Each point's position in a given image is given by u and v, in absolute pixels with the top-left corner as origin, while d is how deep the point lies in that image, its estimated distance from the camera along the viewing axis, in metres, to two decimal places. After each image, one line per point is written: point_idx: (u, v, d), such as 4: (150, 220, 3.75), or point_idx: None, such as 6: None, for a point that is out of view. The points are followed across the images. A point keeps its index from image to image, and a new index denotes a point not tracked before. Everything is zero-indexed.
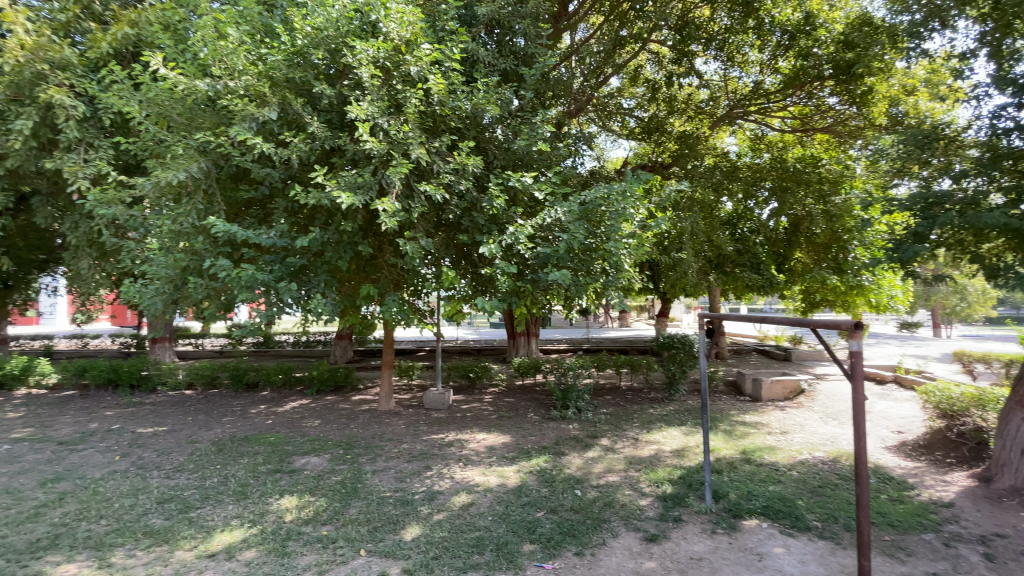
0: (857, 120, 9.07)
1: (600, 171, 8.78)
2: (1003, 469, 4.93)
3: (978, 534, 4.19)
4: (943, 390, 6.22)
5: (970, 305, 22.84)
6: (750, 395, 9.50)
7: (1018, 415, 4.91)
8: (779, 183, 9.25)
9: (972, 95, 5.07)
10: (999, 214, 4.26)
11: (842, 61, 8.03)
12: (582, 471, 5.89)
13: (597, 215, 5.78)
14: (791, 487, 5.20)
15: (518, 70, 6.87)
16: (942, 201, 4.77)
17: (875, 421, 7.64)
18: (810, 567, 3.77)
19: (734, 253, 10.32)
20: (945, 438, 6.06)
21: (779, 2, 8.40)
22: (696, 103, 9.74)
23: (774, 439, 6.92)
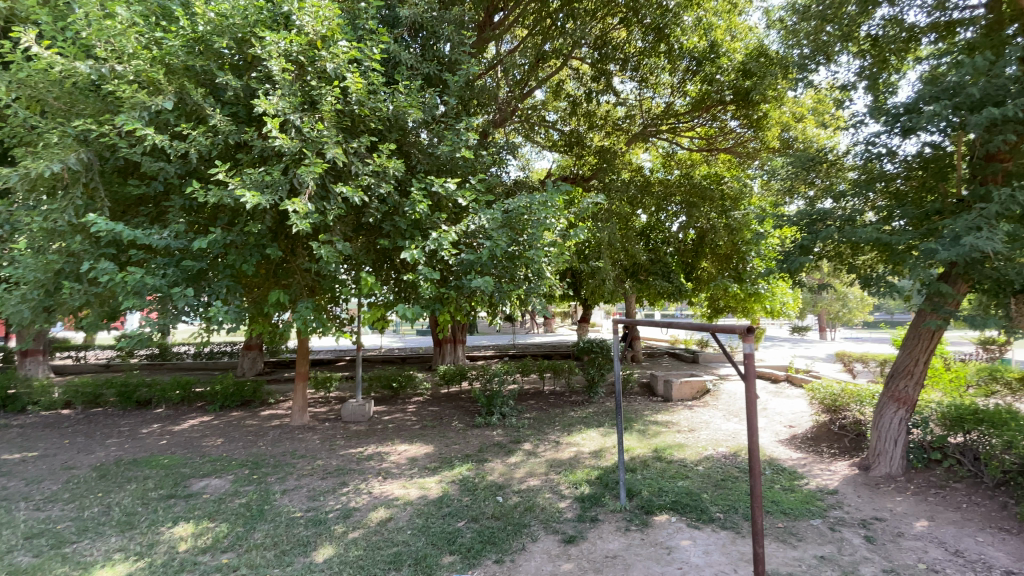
0: (754, 142, 9.90)
1: (524, 180, 8.95)
2: (880, 458, 5.53)
3: (859, 518, 4.66)
4: (827, 387, 6.95)
5: (849, 310, 25.78)
6: (662, 395, 10.06)
7: (892, 410, 5.46)
8: (686, 199, 9.97)
9: (852, 122, 5.66)
10: (871, 230, 4.79)
11: (741, 88, 8.82)
12: (504, 477, 5.89)
13: (520, 223, 5.83)
14: (698, 482, 5.54)
15: (441, 75, 6.84)
16: (823, 218, 5.34)
17: (771, 417, 8.36)
18: (713, 556, 4.01)
19: (648, 262, 10.93)
20: (829, 430, 6.83)
21: (687, 30, 9.00)
22: (614, 119, 10.26)
23: (683, 437, 7.36)
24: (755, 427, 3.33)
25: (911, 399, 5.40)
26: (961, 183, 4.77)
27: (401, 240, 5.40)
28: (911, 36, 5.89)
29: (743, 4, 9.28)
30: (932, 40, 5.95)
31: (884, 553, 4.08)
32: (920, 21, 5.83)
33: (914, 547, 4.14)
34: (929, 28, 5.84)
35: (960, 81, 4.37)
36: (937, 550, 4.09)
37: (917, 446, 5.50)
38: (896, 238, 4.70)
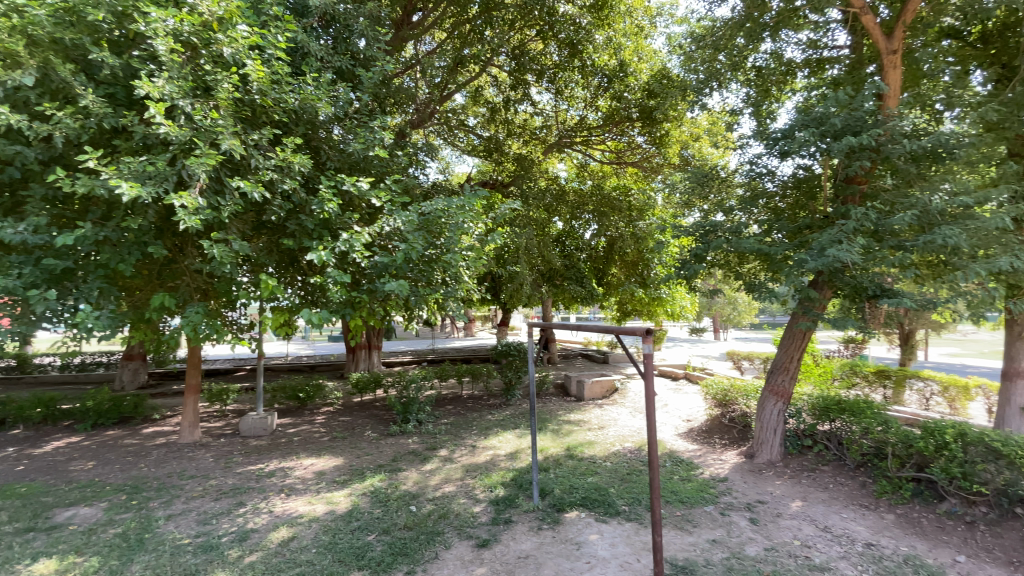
0: (658, 158, 10.62)
1: (442, 183, 8.88)
2: (762, 446, 6.16)
3: (746, 502, 5.14)
4: (719, 383, 7.59)
5: (740, 313, 28.54)
6: (575, 395, 10.43)
7: (772, 403, 6.10)
8: (598, 209, 10.50)
9: (740, 144, 6.28)
10: (753, 241, 5.33)
11: (646, 106, 9.44)
12: (418, 485, 5.76)
13: (437, 226, 5.75)
14: (606, 477, 5.81)
15: (354, 70, 6.61)
16: (715, 229, 5.86)
17: (671, 413, 8.99)
18: (619, 548, 4.21)
19: (563, 268, 11.31)
20: (721, 423, 7.48)
21: (599, 48, 9.49)
22: (531, 128, 10.54)
23: (593, 434, 7.68)
24: (654, 423, 3.55)
25: (787, 392, 6.06)
26: (827, 202, 5.45)
27: (307, 240, 5.09)
28: (787, 71, 6.86)
29: (649, 28, 9.96)
30: (806, 74, 6.84)
31: (766, 533, 4.52)
32: (796, 58, 6.74)
33: (790, 525, 4.63)
34: (803, 64, 6.69)
35: (825, 112, 5.00)
36: (809, 527, 4.60)
37: (793, 434, 6.17)
38: (775, 249, 5.26)
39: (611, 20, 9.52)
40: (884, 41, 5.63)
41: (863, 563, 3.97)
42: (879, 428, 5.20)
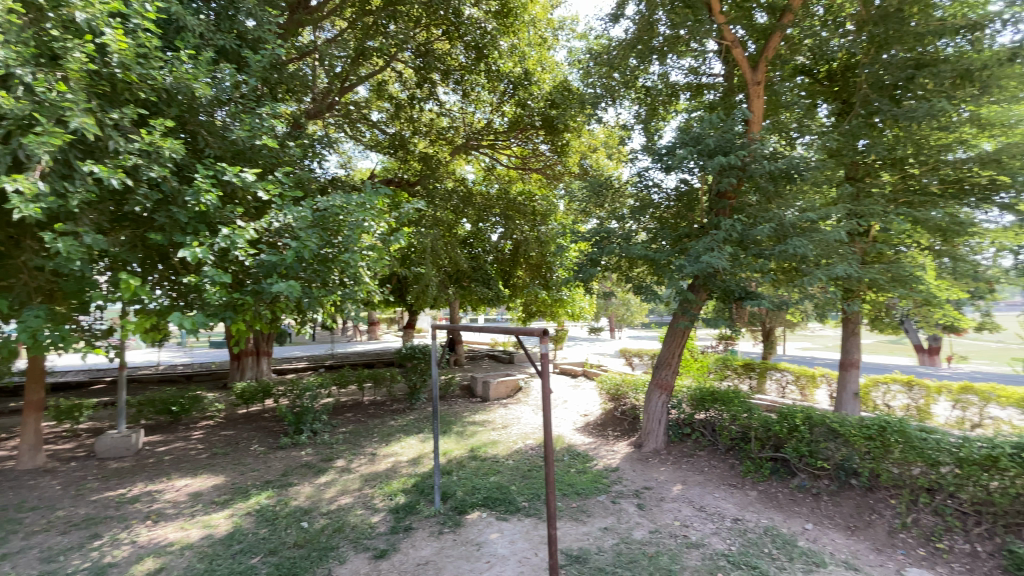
0: (559, 166, 11.01)
1: (341, 178, 8.48)
2: (648, 436, 6.69)
3: (634, 489, 5.53)
4: (613, 379, 8.10)
5: (632, 313, 30.93)
6: (480, 396, 10.49)
7: (658, 396, 6.64)
8: (504, 212, 10.69)
9: (631, 156, 6.76)
10: (641, 247, 5.76)
11: (549, 115, 9.79)
12: (311, 500, 5.41)
13: (334, 223, 5.46)
14: (507, 475, 5.91)
15: (240, 51, 6.07)
16: (608, 235, 6.25)
17: (570, 409, 9.41)
18: (518, 544, 4.30)
19: (469, 269, 11.33)
20: (614, 416, 7.99)
21: (503, 55, 9.68)
22: (438, 128, 10.46)
23: (497, 434, 7.79)
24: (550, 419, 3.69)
25: (669, 385, 6.62)
26: (703, 214, 6.05)
27: (180, 235, 4.56)
28: (671, 93, 7.50)
29: (551, 41, 10.36)
30: (687, 97, 7.54)
31: (651, 517, 4.90)
32: (679, 81, 7.42)
33: (671, 508, 5.07)
34: (685, 87, 7.39)
35: (701, 133, 5.55)
36: (687, 508, 5.06)
37: (675, 423, 6.75)
38: (659, 255, 5.73)
39: (516, 28, 9.75)
40: (750, 73, 6.38)
41: (732, 537, 4.45)
42: (744, 414, 5.87)
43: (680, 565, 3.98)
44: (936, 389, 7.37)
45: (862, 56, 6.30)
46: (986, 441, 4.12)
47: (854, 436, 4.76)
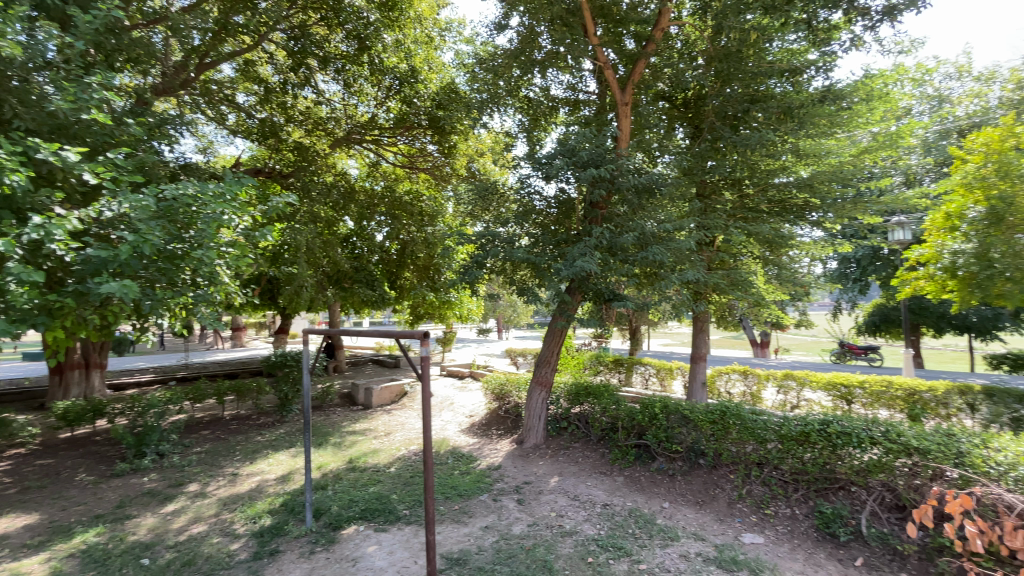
0: (447, 167, 10.96)
1: (199, 165, 7.55)
2: (529, 432, 6.95)
3: (514, 486, 5.71)
4: (497, 378, 8.26)
5: (519, 313, 32.01)
6: (362, 403, 10.01)
7: (539, 394, 6.93)
8: (389, 211, 10.36)
9: (515, 163, 6.99)
10: (522, 251, 5.98)
11: (435, 115, 9.72)
12: (155, 532, 4.70)
13: (185, 215, 4.81)
14: (388, 484, 5.71)
15: (66, 8, 5.11)
16: (492, 239, 6.38)
17: (456, 411, 9.40)
18: (397, 554, 4.17)
19: (352, 270, 10.78)
20: (498, 415, 8.17)
21: (387, 49, 9.41)
22: (316, 118, 9.83)
23: (378, 442, 7.50)
24: (429, 423, 3.73)
25: (549, 382, 6.94)
26: (579, 222, 6.44)
27: None
28: (551, 106, 7.92)
29: (438, 41, 10.26)
30: (567, 111, 8.00)
31: (529, 510, 5.09)
32: (559, 96, 7.86)
33: (548, 500, 5.32)
34: (564, 101, 7.85)
35: (575, 145, 5.92)
36: (563, 498, 5.35)
37: (553, 418, 7.10)
38: (539, 259, 5.98)
39: (401, 23, 9.52)
40: (620, 94, 6.92)
41: (602, 522, 4.79)
42: (613, 406, 6.36)
43: (555, 554, 4.19)
44: (766, 377, 8.68)
45: (710, 88, 7.14)
46: (800, 419, 4.90)
47: (701, 421, 5.40)
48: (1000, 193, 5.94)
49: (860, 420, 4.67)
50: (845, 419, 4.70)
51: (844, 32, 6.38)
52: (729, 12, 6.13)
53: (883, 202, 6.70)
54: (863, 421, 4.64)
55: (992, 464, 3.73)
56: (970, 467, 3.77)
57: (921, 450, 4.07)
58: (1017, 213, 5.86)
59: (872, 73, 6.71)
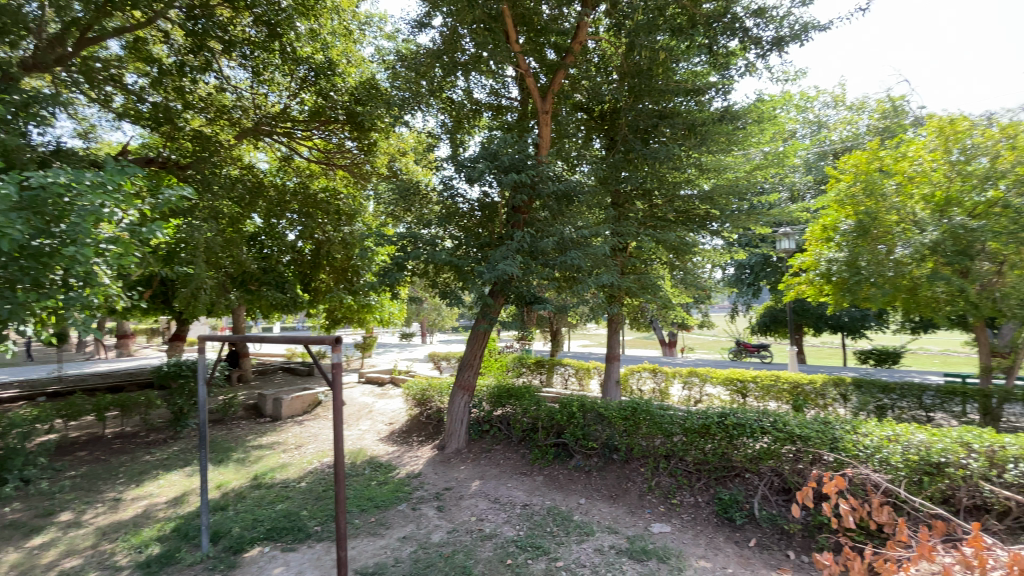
0: (367, 165, 10.60)
1: (77, 151, 6.67)
2: (451, 437, 6.88)
3: (435, 492, 5.62)
4: (418, 383, 8.09)
5: (443, 317, 31.69)
6: (270, 415, 9.35)
7: (461, 397, 6.89)
8: (302, 209, 9.79)
9: (437, 164, 6.91)
10: (444, 254, 5.90)
11: (353, 111, 9.40)
12: (15, 570, 4.05)
13: (56, 207, 4.23)
14: (298, 500, 5.37)
15: None
16: (413, 241, 6.24)
17: (375, 419, 9.08)
18: (306, 574, 3.93)
19: (259, 271, 9.94)
20: (419, 421, 8.01)
21: (301, 38, 8.95)
22: (221, 106, 9.09)
23: (288, 456, 7.04)
24: (341, 432, 3.71)
25: (471, 386, 6.91)
26: (502, 225, 6.48)
27: None
28: (474, 110, 7.94)
29: (357, 34, 9.89)
30: (490, 115, 8.07)
31: (449, 516, 5.02)
32: (482, 99, 7.90)
33: (469, 504, 5.29)
34: (487, 106, 7.91)
35: (497, 149, 5.95)
36: (483, 501, 5.35)
37: (475, 421, 7.08)
38: (462, 262, 5.92)
39: (317, 13, 9.09)
40: (541, 102, 7.08)
41: (521, 522, 4.84)
42: (533, 407, 6.48)
43: (474, 559, 4.16)
44: (673, 374, 9.30)
45: (624, 102, 7.54)
46: (701, 412, 5.27)
47: (615, 418, 5.65)
48: (865, 209, 6.86)
49: (752, 412, 5.11)
50: (740, 411, 5.13)
51: (740, 59, 7.01)
52: (640, 31, 6.52)
53: (772, 213, 7.50)
54: (756, 413, 5.08)
55: (859, 446, 4.24)
56: (842, 451, 4.26)
57: (802, 437, 4.53)
58: (879, 227, 6.79)
59: (762, 98, 7.45)
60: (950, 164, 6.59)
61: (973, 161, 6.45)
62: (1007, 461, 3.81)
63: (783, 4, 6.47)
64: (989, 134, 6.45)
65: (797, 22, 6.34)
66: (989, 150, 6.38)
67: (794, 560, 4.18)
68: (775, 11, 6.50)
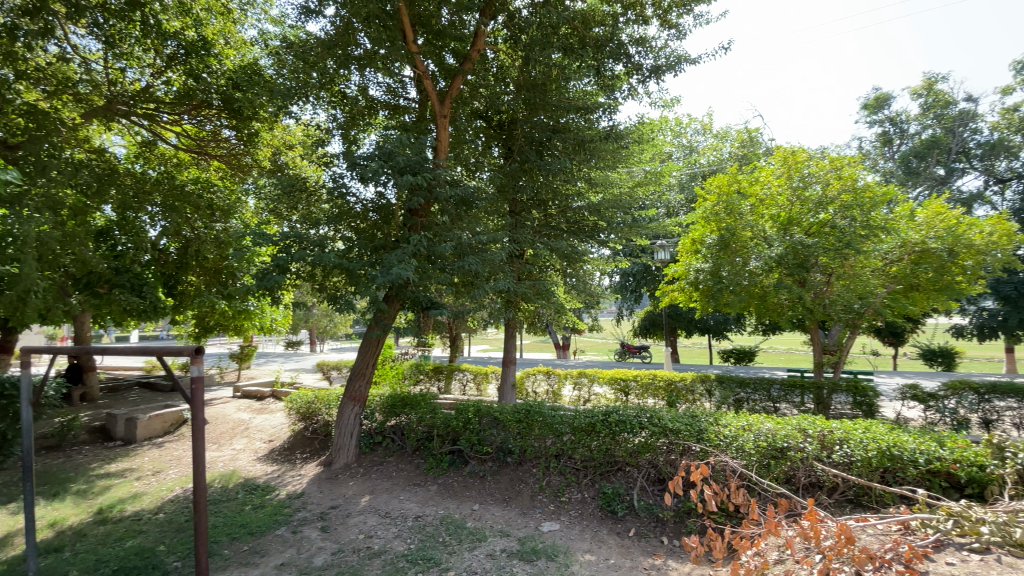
0: (247, 158, 9.73)
1: None
2: (339, 452, 6.49)
3: (319, 513, 5.25)
4: (303, 395, 7.49)
5: (335, 324, 30.06)
6: (121, 438, 8.07)
7: (351, 408, 6.53)
8: (166, 202, 8.64)
9: (328, 160, 6.51)
10: (333, 256, 5.53)
11: (229, 96, 8.54)
12: None
13: None
14: (154, 534, 4.68)
15: None
16: (297, 241, 5.78)
17: (252, 437, 8.28)
18: None
19: (109, 271, 8.29)
20: (303, 436, 7.44)
21: (168, 11, 7.97)
22: (63, 77, 7.75)
23: (143, 484, 6.12)
24: (201, 451, 3.50)
25: (362, 396, 6.58)
26: (398, 228, 6.25)
27: None
28: (369, 106, 7.63)
29: (238, 14, 9.05)
30: (386, 114, 7.83)
31: (335, 537, 4.71)
32: (378, 97, 7.62)
33: (357, 521, 5.01)
34: (383, 104, 7.66)
35: (392, 149, 5.71)
36: (373, 517, 5.10)
37: (367, 433, 6.74)
38: (353, 264, 5.59)
39: None
40: (438, 105, 6.97)
41: (412, 535, 4.69)
42: (429, 415, 6.31)
43: None
44: (565, 376, 9.74)
45: (521, 113, 7.77)
46: (588, 412, 5.54)
47: (508, 422, 5.73)
48: (727, 226, 7.81)
49: (633, 409, 5.48)
50: (623, 408, 5.47)
51: (624, 83, 7.58)
52: (535, 46, 6.77)
53: (652, 227, 8.23)
54: (636, 410, 5.47)
55: (720, 436, 4.75)
56: (706, 441, 4.73)
57: (674, 430, 4.97)
58: (737, 241, 7.74)
59: (643, 121, 8.11)
60: (792, 189, 7.72)
61: (809, 188, 7.62)
62: (834, 443, 4.48)
63: (661, 36, 7.12)
64: (821, 165, 7.65)
65: (673, 54, 7.01)
66: (821, 179, 7.59)
67: (667, 545, 4.56)
68: (655, 43, 7.13)
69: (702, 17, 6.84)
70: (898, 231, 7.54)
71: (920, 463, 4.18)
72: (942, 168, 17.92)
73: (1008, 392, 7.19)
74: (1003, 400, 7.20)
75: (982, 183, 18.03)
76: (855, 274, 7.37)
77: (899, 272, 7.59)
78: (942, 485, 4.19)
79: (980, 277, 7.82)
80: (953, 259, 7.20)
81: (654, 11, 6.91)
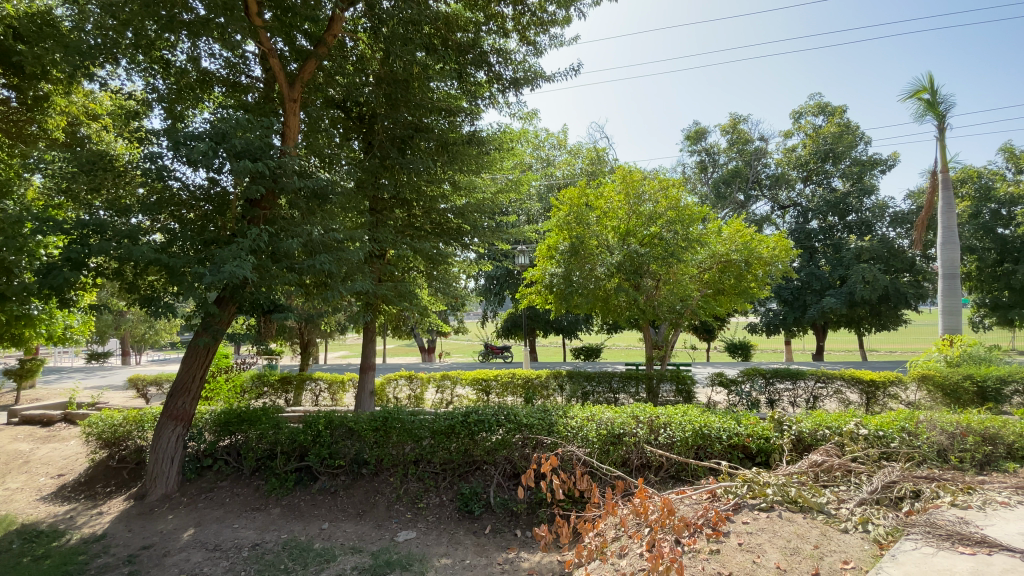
0: (35, 125, 7.89)
1: None
2: (155, 482, 5.51)
3: (125, 556, 4.40)
4: (107, 417, 6.17)
5: (156, 331, 25.87)
6: None
7: (169, 428, 5.58)
8: None
9: (145, 137, 5.50)
10: (149, 250, 4.62)
11: (6, 48, 6.91)
12: None
13: None
14: None
15: None
16: (99, 230, 4.73)
17: (33, 472, 6.63)
18: None
19: None
20: (107, 466, 6.14)
21: None
22: None
23: None
24: None
25: (187, 415, 5.68)
26: (235, 220, 5.54)
27: None
28: (202, 80, 6.71)
29: None
30: (223, 91, 7.01)
31: None
32: (215, 71, 6.77)
33: (177, 560, 4.31)
34: (220, 79, 6.84)
35: (227, 129, 4.98)
36: (198, 552, 4.44)
37: (192, 457, 5.82)
38: (175, 260, 4.76)
39: None
40: (287, 88, 6.33)
41: (248, 566, 4.19)
42: (272, 431, 5.61)
43: None
44: (427, 379, 9.62)
45: (380, 108, 7.49)
46: (448, 414, 5.47)
47: (363, 432, 5.38)
48: (576, 233, 8.46)
49: (490, 408, 5.56)
50: (481, 409, 5.53)
51: (486, 91, 7.78)
52: (396, 40, 6.44)
53: (512, 232, 8.52)
54: (494, 409, 5.56)
55: (567, 428, 5.08)
56: (556, 434, 5.02)
57: (528, 425, 5.17)
58: (584, 249, 8.46)
59: (503, 130, 8.40)
60: (631, 203, 8.68)
61: (642, 205, 8.67)
62: (660, 427, 5.10)
63: (520, 51, 7.46)
64: (652, 185, 8.71)
65: (531, 68, 7.36)
66: (652, 198, 8.65)
67: (520, 537, 4.77)
68: (515, 56, 7.43)
69: (557, 39, 7.32)
70: (709, 244, 8.91)
71: (723, 439, 4.95)
72: (742, 193, 21.81)
73: (784, 376, 8.95)
74: (781, 382, 8.94)
75: (770, 209, 22.29)
76: (677, 279, 8.52)
77: (710, 278, 8.96)
78: (739, 456, 5.02)
79: (767, 283, 9.63)
80: (748, 268, 8.73)
81: (513, 26, 7.20)
